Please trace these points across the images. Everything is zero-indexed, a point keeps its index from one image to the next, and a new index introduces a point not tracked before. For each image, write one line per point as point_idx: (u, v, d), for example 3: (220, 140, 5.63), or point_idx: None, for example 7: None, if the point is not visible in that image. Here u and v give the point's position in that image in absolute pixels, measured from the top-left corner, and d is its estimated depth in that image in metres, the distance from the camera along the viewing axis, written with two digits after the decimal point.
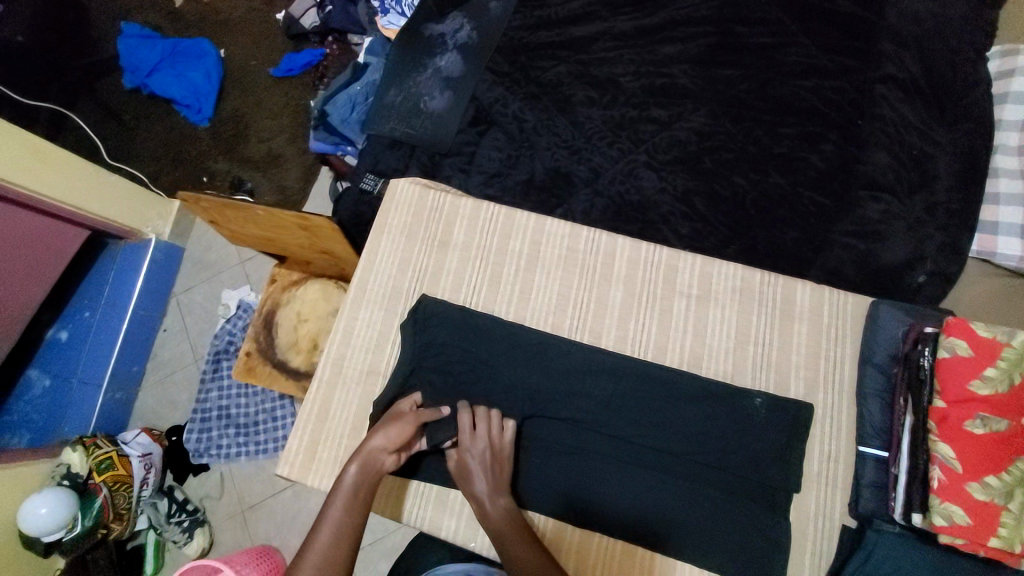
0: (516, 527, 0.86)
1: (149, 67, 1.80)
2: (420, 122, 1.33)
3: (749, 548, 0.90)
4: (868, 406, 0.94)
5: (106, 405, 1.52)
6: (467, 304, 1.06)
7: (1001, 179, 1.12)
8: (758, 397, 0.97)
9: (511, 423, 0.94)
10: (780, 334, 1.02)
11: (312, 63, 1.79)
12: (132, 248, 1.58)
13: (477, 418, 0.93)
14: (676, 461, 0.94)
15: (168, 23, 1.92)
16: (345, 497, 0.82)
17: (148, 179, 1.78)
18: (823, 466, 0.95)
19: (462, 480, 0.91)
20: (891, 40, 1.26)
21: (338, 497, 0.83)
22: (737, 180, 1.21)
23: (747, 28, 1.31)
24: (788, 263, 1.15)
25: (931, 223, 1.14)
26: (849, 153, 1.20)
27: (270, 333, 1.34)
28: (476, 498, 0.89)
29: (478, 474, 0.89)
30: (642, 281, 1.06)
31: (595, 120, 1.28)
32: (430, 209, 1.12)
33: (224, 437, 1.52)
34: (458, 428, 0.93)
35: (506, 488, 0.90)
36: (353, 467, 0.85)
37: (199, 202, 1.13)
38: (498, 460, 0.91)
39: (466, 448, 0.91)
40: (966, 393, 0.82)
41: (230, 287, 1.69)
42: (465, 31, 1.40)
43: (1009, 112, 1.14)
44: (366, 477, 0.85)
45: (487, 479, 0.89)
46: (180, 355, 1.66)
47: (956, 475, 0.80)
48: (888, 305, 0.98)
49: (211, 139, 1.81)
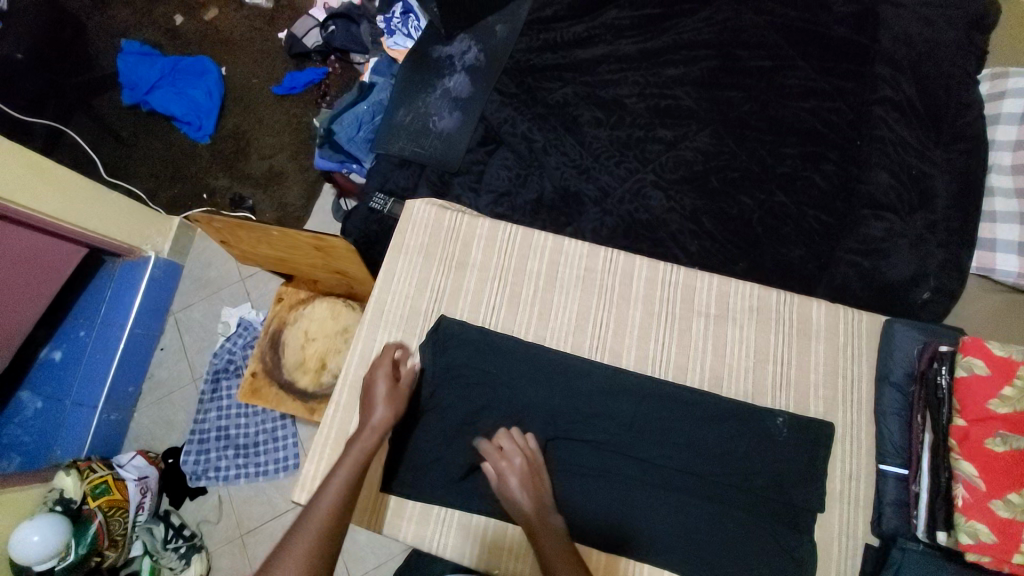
0: (553, 533, 0.83)
1: (148, 84, 1.79)
2: (429, 141, 1.34)
3: (774, 569, 0.90)
4: (887, 425, 0.96)
5: (99, 427, 1.48)
6: (486, 324, 1.06)
7: (997, 198, 1.15)
8: (780, 416, 0.97)
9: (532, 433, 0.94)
10: (798, 351, 1.03)
11: (314, 81, 1.80)
12: (130, 266, 1.55)
13: (499, 436, 0.91)
14: (700, 483, 0.94)
15: (167, 41, 1.92)
16: (342, 473, 0.82)
17: (146, 195, 1.75)
18: (845, 485, 0.95)
19: (502, 494, 0.87)
20: (886, 64, 1.29)
21: (334, 475, 0.82)
22: (744, 199, 1.23)
23: (748, 52, 1.34)
24: (795, 281, 1.17)
25: (933, 241, 1.17)
26: (851, 173, 1.23)
27: (276, 353, 1.31)
28: (515, 504, 0.86)
29: (519, 490, 0.86)
30: (661, 301, 1.07)
31: (602, 139, 1.30)
32: (447, 230, 1.13)
33: (223, 458, 1.48)
34: (485, 449, 0.90)
35: (549, 502, 0.87)
36: (356, 443, 0.87)
37: (212, 222, 1.11)
38: (534, 470, 0.89)
39: (506, 464, 0.88)
40: (986, 412, 0.84)
41: (230, 305, 1.66)
42: (473, 52, 1.42)
43: (1002, 132, 1.18)
44: (358, 454, 0.86)
45: (528, 492, 0.86)
46: (178, 375, 1.62)
47: (980, 493, 0.81)
48: (903, 325, 1.01)
49: (211, 156, 1.80)
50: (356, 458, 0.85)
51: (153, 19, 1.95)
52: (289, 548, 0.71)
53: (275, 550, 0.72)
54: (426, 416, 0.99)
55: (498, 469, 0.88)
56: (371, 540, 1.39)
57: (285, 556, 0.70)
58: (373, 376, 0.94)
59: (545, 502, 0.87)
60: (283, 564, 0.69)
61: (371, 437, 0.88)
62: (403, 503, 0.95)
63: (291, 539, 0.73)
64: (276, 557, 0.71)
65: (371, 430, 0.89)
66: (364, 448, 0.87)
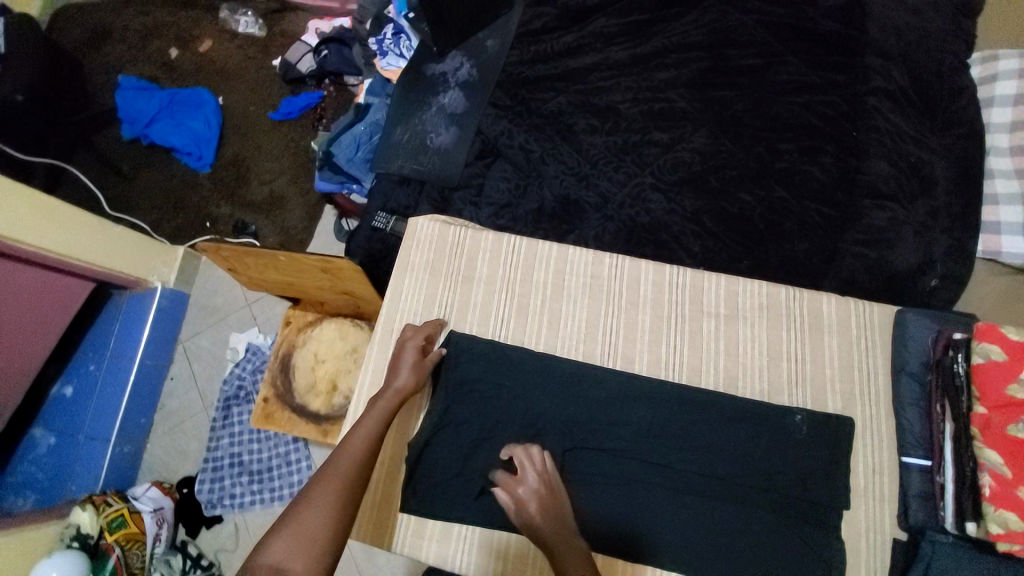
0: (577, 555, 0.80)
1: (147, 117, 1.82)
2: (428, 158, 1.36)
3: (803, 569, 0.89)
4: (906, 416, 0.96)
5: (114, 461, 1.47)
6: (497, 337, 1.07)
7: (997, 181, 1.15)
8: (798, 414, 0.97)
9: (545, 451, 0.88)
10: (811, 346, 1.03)
11: (310, 105, 1.82)
12: (137, 298, 1.56)
13: (516, 459, 0.86)
14: (722, 485, 0.93)
15: (164, 75, 1.95)
16: (365, 427, 0.86)
17: (149, 227, 1.77)
18: (869, 479, 0.95)
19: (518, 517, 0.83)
20: (876, 55, 1.30)
21: (357, 428, 0.85)
22: (744, 197, 1.23)
23: (737, 51, 1.35)
24: (801, 276, 1.17)
25: (936, 228, 1.16)
26: (848, 164, 1.23)
27: (287, 376, 1.32)
28: (532, 528, 0.81)
29: (536, 515, 0.81)
30: (669, 303, 1.07)
31: (598, 145, 1.30)
32: (452, 245, 1.14)
33: (238, 485, 1.47)
34: (502, 479, 0.85)
35: (570, 522, 0.83)
36: (381, 402, 0.90)
37: (219, 250, 1.12)
38: (549, 493, 0.83)
39: (519, 488, 0.83)
40: (1006, 398, 0.82)
41: (238, 331, 1.67)
42: (466, 68, 1.44)
43: (997, 115, 1.18)
44: (381, 411, 0.89)
45: (546, 516, 0.81)
46: (189, 404, 1.62)
47: (1006, 481, 0.80)
48: (915, 314, 1.00)
49: (211, 185, 1.82)
50: (380, 414, 0.88)
51: (149, 54, 1.98)
52: (316, 487, 0.74)
53: (303, 489, 0.75)
54: (442, 432, 0.98)
55: (514, 494, 0.83)
56: (391, 561, 1.38)
57: (314, 492, 0.73)
58: (403, 346, 0.98)
59: (565, 524, 0.82)
60: (313, 499, 0.72)
61: (392, 399, 0.91)
62: (423, 522, 0.95)
63: (319, 479, 0.76)
64: (306, 493, 0.74)
65: (395, 392, 0.92)
66: (386, 407, 0.90)
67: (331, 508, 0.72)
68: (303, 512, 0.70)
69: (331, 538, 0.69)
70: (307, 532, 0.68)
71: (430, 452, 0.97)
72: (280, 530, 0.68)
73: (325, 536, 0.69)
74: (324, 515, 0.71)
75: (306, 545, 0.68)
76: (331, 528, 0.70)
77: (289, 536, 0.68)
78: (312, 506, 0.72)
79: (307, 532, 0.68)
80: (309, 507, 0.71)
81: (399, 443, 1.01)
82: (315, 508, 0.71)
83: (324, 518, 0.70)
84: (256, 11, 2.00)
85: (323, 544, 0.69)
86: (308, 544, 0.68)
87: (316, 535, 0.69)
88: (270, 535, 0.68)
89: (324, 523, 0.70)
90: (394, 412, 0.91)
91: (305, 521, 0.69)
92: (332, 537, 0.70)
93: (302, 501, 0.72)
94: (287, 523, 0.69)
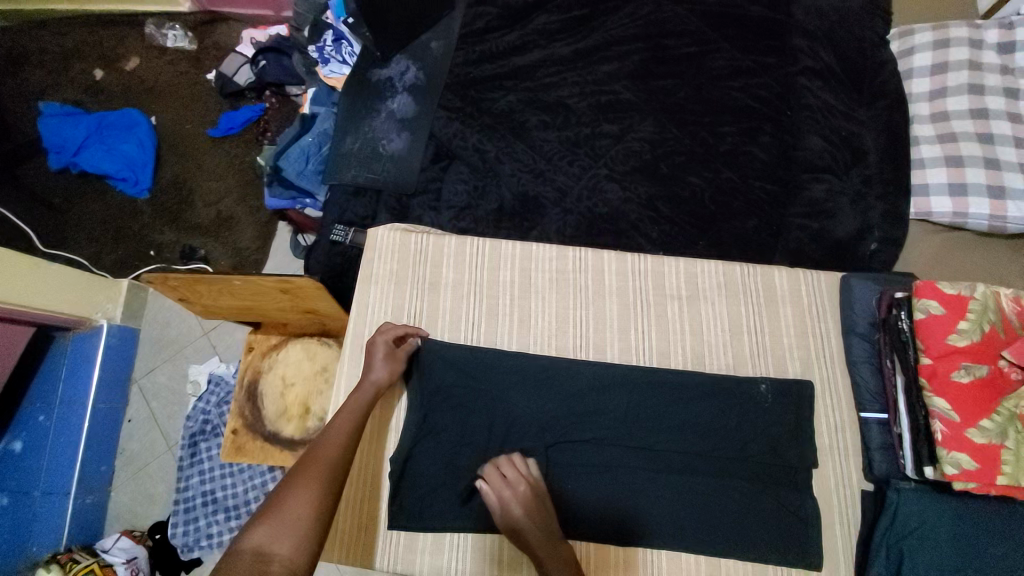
0: (554, 548, 0.83)
1: (76, 145, 1.70)
2: (381, 165, 1.33)
3: (785, 532, 0.93)
4: (860, 374, 1.02)
5: (77, 513, 1.38)
6: (470, 341, 1.06)
7: (922, 147, 1.22)
8: (763, 383, 1.02)
9: (532, 458, 0.92)
10: (769, 318, 1.08)
11: (252, 119, 1.75)
12: (83, 338, 1.47)
13: (502, 464, 0.89)
14: (701, 460, 0.97)
15: (90, 97, 1.83)
16: (340, 424, 0.85)
17: (89, 262, 1.66)
18: (834, 437, 1.01)
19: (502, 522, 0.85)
20: (802, 36, 1.37)
21: (333, 423, 0.85)
22: (694, 180, 1.27)
23: (675, 40, 1.39)
24: (755, 251, 1.22)
25: (871, 195, 1.24)
26: (787, 142, 1.29)
27: (256, 404, 1.27)
28: (515, 531, 0.84)
29: (518, 520, 0.83)
30: (634, 290, 1.10)
31: (552, 141, 1.32)
32: (414, 252, 1.12)
33: (215, 524, 1.37)
34: (489, 479, 0.87)
35: (557, 531, 0.86)
36: (355, 398, 0.90)
37: (167, 280, 1.06)
38: (535, 498, 0.86)
39: (503, 492, 0.85)
40: (947, 347, 0.89)
41: (196, 361, 1.59)
42: (412, 72, 1.42)
43: (917, 85, 1.27)
44: (355, 407, 0.89)
45: (531, 520, 0.83)
46: (152, 444, 1.53)
47: (954, 424, 0.86)
48: (858, 278, 1.07)
49: (153, 211, 1.72)
50: (354, 410, 0.88)
51: (71, 77, 1.85)
52: (296, 477, 0.74)
53: (282, 480, 0.74)
54: (421, 444, 0.97)
55: (499, 499, 0.85)
56: None
57: (296, 481, 0.73)
58: (374, 342, 0.99)
59: (548, 528, 0.84)
60: (295, 487, 0.72)
61: (368, 396, 0.91)
62: (414, 536, 0.94)
63: (297, 472, 0.75)
64: (286, 483, 0.73)
65: (370, 387, 0.92)
66: (361, 402, 0.90)
67: (313, 494, 0.72)
68: (284, 500, 0.70)
69: (316, 522, 0.69)
70: (291, 516, 0.68)
71: (412, 467, 0.96)
72: (262, 518, 0.68)
73: (310, 519, 0.69)
74: (306, 501, 0.71)
75: (289, 527, 0.67)
76: (315, 513, 0.70)
77: (272, 521, 0.67)
78: (294, 493, 0.71)
79: (290, 518, 0.68)
80: (291, 494, 0.71)
81: (371, 456, 0.98)
82: (296, 495, 0.71)
83: (308, 503, 0.70)
84: (185, 24, 1.90)
85: (308, 527, 0.68)
86: (292, 528, 0.67)
87: (300, 518, 0.68)
88: (251, 523, 0.67)
89: (307, 507, 0.70)
90: (370, 409, 0.91)
91: (287, 506, 0.69)
92: (317, 521, 0.69)
93: (283, 491, 0.72)
94: (268, 511, 0.69)
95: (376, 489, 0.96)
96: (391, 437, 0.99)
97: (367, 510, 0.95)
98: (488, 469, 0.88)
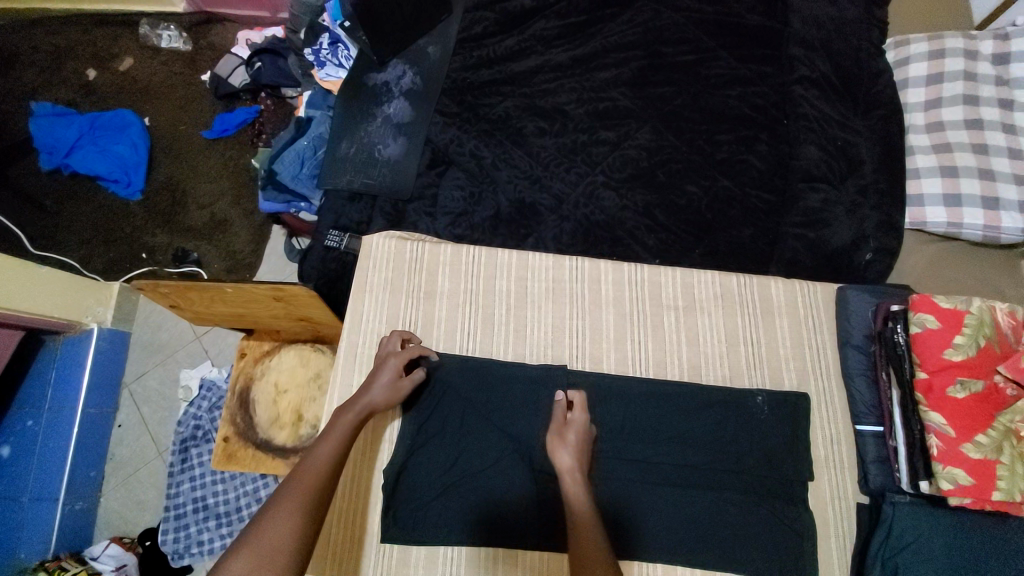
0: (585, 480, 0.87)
1: (68, 146, 1.68)
2: (377, 170, 1.32)
3: (781, 544, 0.93)
4: (855, 386, 1.02)
5: (65, 521, 1.36)
6: (465, 351, 1.05)
7: (917, 156, 1.23)
8: (759, 395, 1.01)
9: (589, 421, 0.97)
10: (764, 329, 1.08)
11: (247, 121, 1.74)
12: (73, 342, 1.44)
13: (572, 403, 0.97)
14: (698, 473, 0.96)
15: (82, 98, 1.81)
16: (329, 443, 0.84)
17: (79, 264, 1.64)
18: (829, 450, 1.01)
19: (552, 433, 0.92)
20: (798, 44, 1.37)
21: (321, 442, 0.84)
22: (691, 188, 1.27)
23: (672, 48, 1.39)
24: (751, 260, 1.22)
25: (866, 205, 1.23)
26: (783, 151, 1.29)
27: (248, 411, 1.25)
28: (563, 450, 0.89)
29: (568, 436, 0.90)
30: (630, 300, 1.10)
31: (549, 148, 1.31)
32: (410, 260, 1.11)
33: (206, 531, 1.34)
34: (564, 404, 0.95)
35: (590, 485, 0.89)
36: (347, 415, 0.89)
37: (158, 288, 1.05)
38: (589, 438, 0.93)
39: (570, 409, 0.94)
40: (943, 361, 0.90)
41: (188, 366, 1.57)
42: (409, 76, 1.41)
43: (911, 96, 1.28)
44: (345, 426, 0.88)
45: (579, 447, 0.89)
46: (143, 450, 1.51)
47: (951, 439, 0.86)
48: (855, 290, 1.07)
49: (145, 213, 1.70)
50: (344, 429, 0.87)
51: (64, 77, 1.83)
52: (279, 503, 0.74)
53: (265, 505, 0.74)
54: (416, 454, 0.97)
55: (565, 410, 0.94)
56: None
57: (280, 505, 0.73)
58: (381, 361, 0.97)
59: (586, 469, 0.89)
60: (276, 514, 0.72)
61: (359, 412, 0.90)
62: (407, 549, 0.93)
63: (282, 493, 0.75)
64: (268, 509, 0.73)
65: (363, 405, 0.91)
66: (350, 421, 0.88)
67: (295, 523, 0.71)
68: (265, 527, 0.70)
69: (296, 553, 0.69)
70: (270, 549, 0.68)
71: (407, 477, 0.96)
72: (241, 548, 0.67)
73: (289, 550, 0.69)
74: (287, 530, 0.70)
75: (268, 561, 0.67)
76: (296, 543, 0.70)
77: (251, 552, 0.66)
78: (277, 519, 0.71)
79: (269, 550, 0.68)
80: (272, 523, 0.70)
81: (363, 468, 0.97)
82: (277, 523, 0.70)
83: (289, 532, 0.70)
84: (180, 25, 1.88)
85: (287, 560, 0.68)
86: (270, 562, 0.67)
87: (279, 551, 0.68)
88: (229, 552, 0.66)
89: (288, 539, 0.70)
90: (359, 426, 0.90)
91: (268, 537, 0.69)
92: (296, 551, 0.69)
93: (263, 518, 0.71)
94: (250, 538, 0.68)
95: (368, 501, 0.95)
96: (384, 449, 0.98)
97: (358, 523, 0.94)
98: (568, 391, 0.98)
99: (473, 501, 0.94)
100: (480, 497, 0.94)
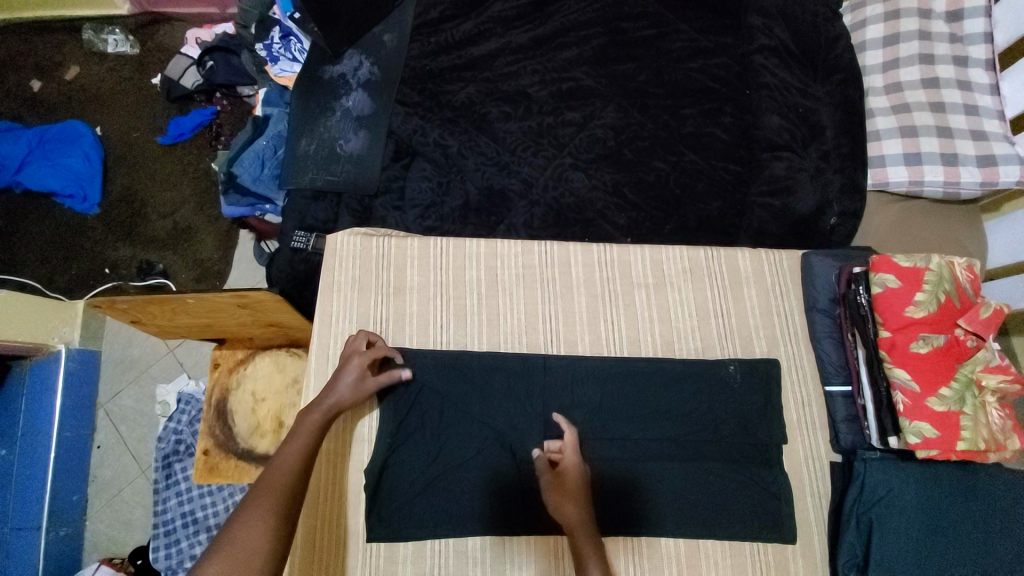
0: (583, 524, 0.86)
1: (16, 161, 1.60)
2: (338, 166, 1.28)
3: (761, 507, 0.95)
4: (823, 348, 1.04)
5: (51, 548, 1.33)
6: (440, 345, 1.05)
7: (877, 118, 1.24)
8: (731, 364, 1.03)
9: (563, 419, 0.95)
10: (734, 298, 1.09)
11: (203, 124, 1.67)
12: (42, 365, 1.39)
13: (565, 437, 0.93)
14: (680, 445, 0.98)
15: (27, 110, 1.72)
16: (297, 445, 0.83)
17: (41, 284, 1.57)
18: (800, 413, 1.03)
19: (550, 491, 0.88)
20: (757, 14, 1.35)
21: (287, 444, 0.84)
22: (658, 164, 1.26)
23: (632, 23, 1.37)
24: (720, 233, 1.23)
25: (829, 169, 1.24)
26: (746, 121, 1.29)
27: (225, 422, 1.23)
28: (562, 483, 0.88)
29: (569, 490, 0.87)
30: (601, 281, 1.09)
31: (514, 132, 1.29)
32: (376, 257, 1.09)
33: (197, 545, 1.31)
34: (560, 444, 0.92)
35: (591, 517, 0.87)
36: (311, 416, 0.88)
37: (115, 304, 1.01)
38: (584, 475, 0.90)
39: (562, 445, 0.91)
40: (905, 319, 0.92)
41: (164, 381, 1.53)
42: (365, 66, 1.35)
43: (869, 58, 1.29)
44: (310, 429, 0.86)
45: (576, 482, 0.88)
46: (125, 469, 1.48)
47: (915, 394, 0.90)
48: (820, 254, 1.08)
49: (105, 226, 1.63)
50: (309, 432, 0.85)
51: (6, 90, 1.74)
52: (247, 508, 0.72)
53: (233, 514, 0.72)
54: (397, 452, 0.96)
55: (556, 446, 0.92)
56: None
57: (250, 511, 0.72)
58: (345, 359, 0.95)
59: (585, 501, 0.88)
60: (247, 519, 0.71)
61: (326, 412, 0.89)
62: (395, 547, 0.93)
63: (252, 496, 0.74)
64: (236, 516, 0.71)
65: (328, 404, 0.90)
66: (316, 421, 0.87)
67: (268, 527, 0.71)
68: (237, 532, 0.69)
69: (273, 553, 0.70)
70: (244, 553, 0.67)
71: (388, 476, 0.95)
72: (215, 553, 0.67)
73: (265, 552, 0.69)
74: (261, 534, 0.70)
75: (243, 565, 0.67)
76: (269, 544, 0.70)
77: (224, 559, 0.66)
78: (246, 525, 0.70)
79: (242, 553, 0.67)
80: (243, 529, 0.70)
81: (341, 466, 0.96)
82: (250, 528, 0.70)
83: (263, 535, 0.70)
84: (125, 27, 1.79)
85: (264, 561, 0.68)
86: (247, 566, 0.67)
87: (255, 555, 0.68)
88: (204, 558, 0.66)
89: (261, 542, 0.69)
90: (324, 429, 0.88)
91: (239, 543, 0.68)
92: (271, 551, 0.69)
93: (234, 526, 0.70)
94: (222, 544, 0.68)
95: (350, 501, 0.95)
96: (357, 446, 0.97)
97: (340, 524, 0.94)
98: (556, 417, 0.97)
99: (460, 492, 0.94)
100: (465, 489, 0.95)
